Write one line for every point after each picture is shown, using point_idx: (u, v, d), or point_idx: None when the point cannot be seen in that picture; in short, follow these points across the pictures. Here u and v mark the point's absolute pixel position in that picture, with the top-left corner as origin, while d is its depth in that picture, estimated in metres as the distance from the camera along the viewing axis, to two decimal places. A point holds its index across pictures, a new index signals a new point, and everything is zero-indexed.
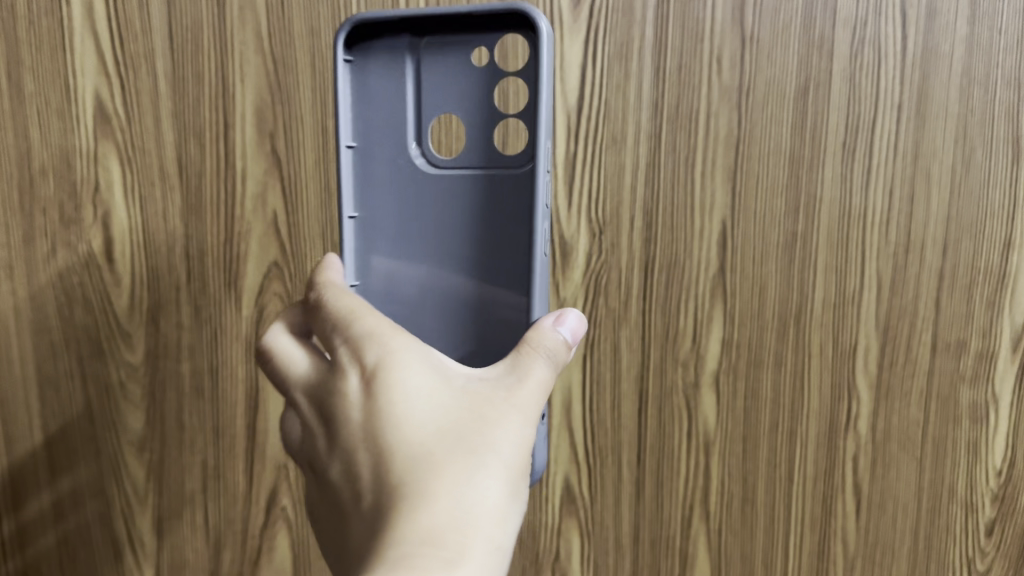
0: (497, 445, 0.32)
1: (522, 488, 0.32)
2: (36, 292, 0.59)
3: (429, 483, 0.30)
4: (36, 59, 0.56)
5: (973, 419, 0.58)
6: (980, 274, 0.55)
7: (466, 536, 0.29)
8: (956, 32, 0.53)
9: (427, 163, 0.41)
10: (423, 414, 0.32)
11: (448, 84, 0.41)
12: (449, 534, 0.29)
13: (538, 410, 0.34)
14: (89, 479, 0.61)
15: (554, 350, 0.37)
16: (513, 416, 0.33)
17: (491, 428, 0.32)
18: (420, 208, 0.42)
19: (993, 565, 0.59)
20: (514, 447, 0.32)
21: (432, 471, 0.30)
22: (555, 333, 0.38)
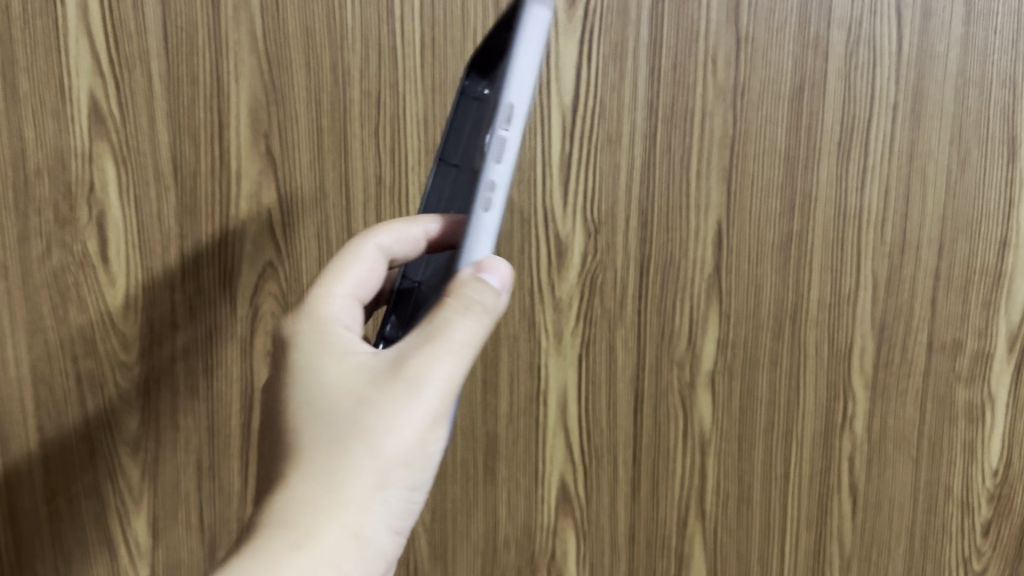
0: (376, 424, 0.36)
1: (405, 461, 0.37)
2: (30, 292, 0.58)
3: (312, 458, 0.37)
4: (29, 58, 0.55)
5: (970, 418, 0.58)
6: (976, 274, 0.56)
7: (320, 522, 0.36)
8: (951, 31, 0.53)
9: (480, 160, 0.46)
10: (325, 396, 0.38)
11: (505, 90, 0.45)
12: (306, 520, 0.36)
13: (439, 387, 0.37)
14: (85, 480, 0.61)
15: (471, 316, 0.37)
16: (403, 397, 0.36)
17: (375, 410, 0.37)
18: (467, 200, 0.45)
19: (990, 565, 0.61)
20: (399, 425, 0.36)
21: (316, 446, 0.37)
22: (478, 285, 0.38)
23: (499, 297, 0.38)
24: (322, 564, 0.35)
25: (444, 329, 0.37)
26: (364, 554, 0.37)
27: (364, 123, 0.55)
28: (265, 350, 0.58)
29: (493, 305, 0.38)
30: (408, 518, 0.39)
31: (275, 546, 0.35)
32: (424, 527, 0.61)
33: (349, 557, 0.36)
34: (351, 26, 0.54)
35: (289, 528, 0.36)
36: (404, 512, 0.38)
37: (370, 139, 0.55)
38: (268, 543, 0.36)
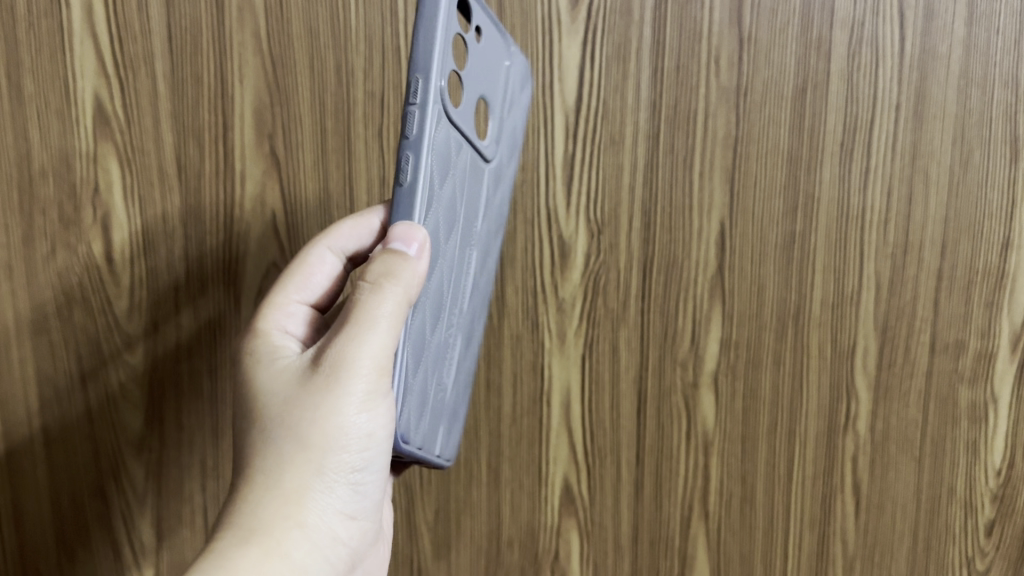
0: (316, 410, 0.39)
1: (349, 438, 0.39)
2: (35, 293, 0.58)
3: (265, 448, 0.40)
4: (35, 59, 0.55)
5: (973, 419, 0.58)
6: (979, 275, 0.56)
7: (264, 516, 0.38)
8: (953, 32, 0.53)
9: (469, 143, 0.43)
10: (273, 392, 0.41)
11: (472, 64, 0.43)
12: (249, 516, 0.38)
13: (372, 366, 0.39)
14: (89, 480, 0.61)
15: (387, 294, 0.38)
16: (340, 381, 0.39)
17: (314, 397, 0.39)
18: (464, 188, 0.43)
19: (993, 565, 0.61)
20: (337, 409, 0.39)
21: (267, 437, 0.40)
22: (387, 259, 0.37)
23: (410, 266, 0.37)
24: (270, 555, 0.38)
25: (361, 313, 0.38)
26: (313, 538, 0.40)
27: (369, 124, 0.55)
28: None
29: (409, 275, 0.38)
30: (353, 497, 0.42)
31: (226, 540, 0.38)
32: (428, 527, 0.61)
33: (297, 543, 0.39)
34: (355, 27, 0.54)
35: (234, 527, 0.38)
36: (346, 491, 0.41)
37: (374, 140, 0.55)
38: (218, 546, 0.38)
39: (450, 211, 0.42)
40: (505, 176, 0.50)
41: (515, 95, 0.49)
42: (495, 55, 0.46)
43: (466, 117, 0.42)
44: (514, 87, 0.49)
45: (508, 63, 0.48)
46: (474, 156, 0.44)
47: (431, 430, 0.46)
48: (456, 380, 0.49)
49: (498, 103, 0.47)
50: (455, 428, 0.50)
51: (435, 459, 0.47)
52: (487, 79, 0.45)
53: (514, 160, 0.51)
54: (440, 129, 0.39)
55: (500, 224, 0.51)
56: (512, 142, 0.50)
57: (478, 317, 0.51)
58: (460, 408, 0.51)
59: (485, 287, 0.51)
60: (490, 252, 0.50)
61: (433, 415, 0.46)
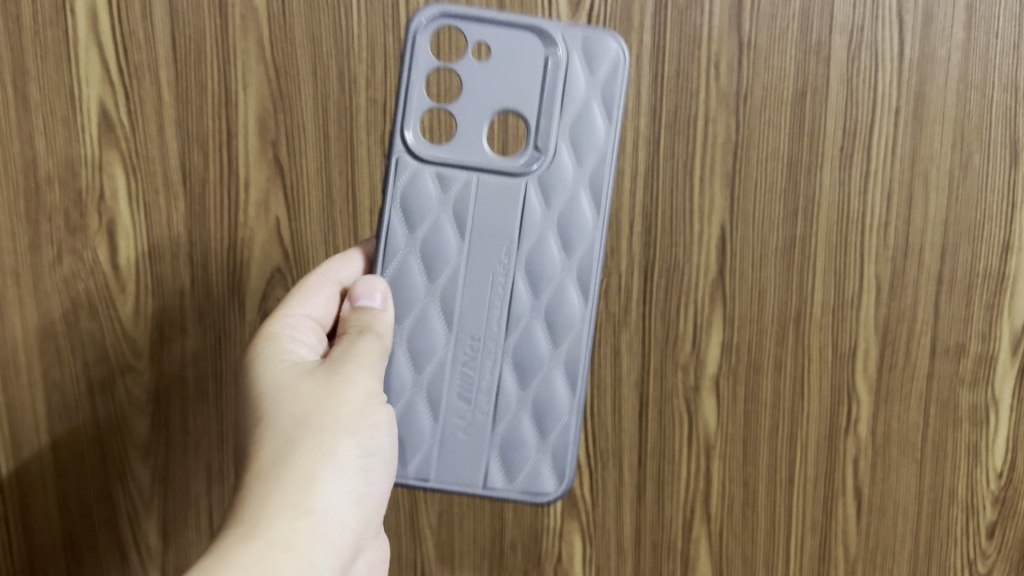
0: (318, 404, 0.40)
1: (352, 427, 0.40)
2: (42, 299, 0.59)
3: (269, 446, 0.40)
4: (40, 67, 0.56)
5: (973, 421, 0.59)
6: (979, 278, 0.57)
7: (270, 509, 0.38)
8: (952, 36, 0.53)
9: (483, 168, 0.43)
10: (275, 394, 0.41)
11: (482, 86, 0.43)
12: (254, 509, 0.37)
13: (365, 369, 0.41)
14: (97, 484, 0.62)
15: (368, 336, 0.42)
16: (340, 380, 0.40)
17: (315, 394, 0.40)
18: (483, 213, 0.44)
19: (995, 566, 0.61)
20: (340, 402, 0.40)
21: (271, 436, 0.40)
22: (359, 314, 0.42)
23: (380, 315, 0.42)
24: (276, 548, 0.36)
25: (348, 340, 0.42)
26: (321, 528, 0.38)
27: (370, 130, 0.56)
28: None
29: (384, 328, 0.43)
30: (361, 488, 0.41)
31: (231, 539, 0.36)
32: (432, 529, 0.61)
33: (304, 531, 0.38)
34: (357, 35, 0.54)
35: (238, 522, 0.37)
36: (354, 480, 0.41)
37: (376, 147, 0.56)
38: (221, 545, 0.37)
39: (439, 241, 0.44)
40: (589, 193, 0.44)
41: (578, 87, 0.44)
42: (527, 63, 0.43)
43: (461, 147, 0.43)
44: (574, 84, 0.44)
45: (555, 64, 0.43)
46: (491, 179, 0.44)
47: (466, 462, 0.44)
48: (518, 411, 0.45)
49: (539, 114, 0.44)
50: (547, 461, 0.45)
51: (492, 491, 0.44)
52: (513, 92, 0.43)
53: (598, 158, 0.44)
54: (412, 171, 0.43)
55: (578, 234, 0.44)
56: (575, 144, 0.44)
57: (553, 339, 0.44)
58: (553, 442, 0.45)
59: (565, 309, 0.44)
60: (563, 269, 0.44)
61: (468, 447, 0.44)
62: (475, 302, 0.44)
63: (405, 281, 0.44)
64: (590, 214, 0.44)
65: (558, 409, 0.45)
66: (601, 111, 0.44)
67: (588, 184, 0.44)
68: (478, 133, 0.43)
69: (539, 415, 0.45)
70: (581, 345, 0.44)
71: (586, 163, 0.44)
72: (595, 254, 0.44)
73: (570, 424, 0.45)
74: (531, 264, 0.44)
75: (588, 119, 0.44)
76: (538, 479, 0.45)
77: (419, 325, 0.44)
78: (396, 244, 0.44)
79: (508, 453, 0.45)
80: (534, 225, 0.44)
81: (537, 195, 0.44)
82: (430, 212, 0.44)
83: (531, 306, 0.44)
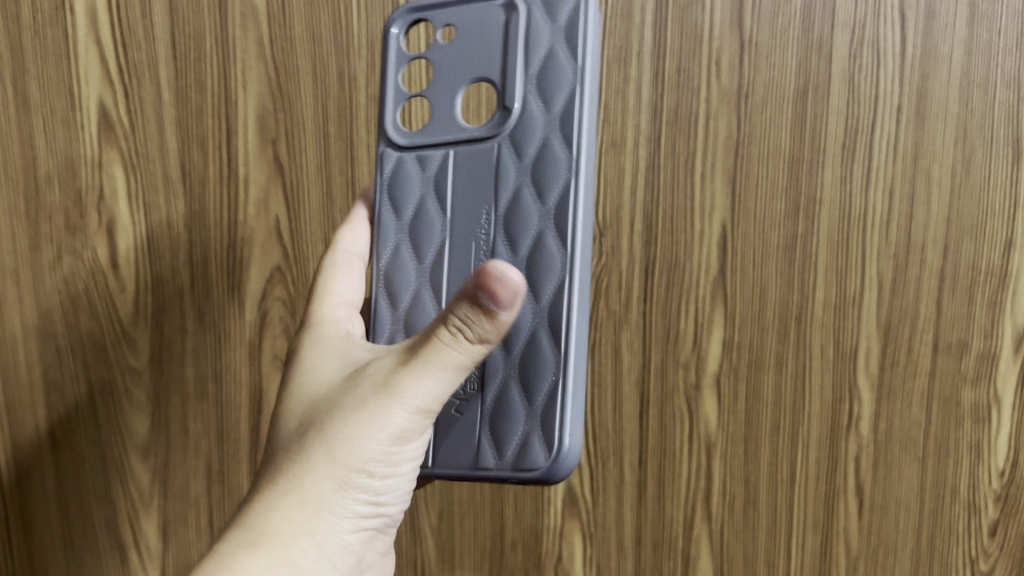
0: (359, 426, 0.37)
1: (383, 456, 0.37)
2: (42, 299, 0.60)
3: (298, 452, 0.37)
4: (41, 68, 0.56)
5: (975, 419, 0.57)
6: (981, 274, 0.55)
7: (278, 521, 0.36)
8: (955, 32, 0.53)
9: (460, 143, 0.43)
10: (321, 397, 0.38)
11: (453, 65, 0.43)
12: (262, 516, 0.36)
13: (420, 399, 0.37)
14: (97, 483, 0.62)
15: (449, 348, 0.36)
16: (385, 407, 0.37)
17: (357, 414, 0.37)
18: (464, 187, 0.43)
19: (997, 565, 0.59)
20: (379, 430, 0.37)
21: (305, 441, 0.37)
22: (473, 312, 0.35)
23: (499, 319, 0.35)
24: (278, 562, 0.35)
25: (425, 351, 0.36)
26: (323, 550, 0.37)
27: (369, 128, 0.54)
28: (273, 354, 0.58)
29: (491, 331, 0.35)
30: (369, 516, 0.39)
31: (235, 543, 0.35)
32: (431, 530, 0.64)
33: (306, 553, 0.36)
34: (357, 33, 0.53)
35: (246, 526, 0.35)
36: (363, 509, 0.39)
37: (376, 144, 0.54)
38: (225, 548, 0.35)
39: (424, 220, 0.44)
40: (562, 137, 0.40)
41: (541, 35, 0.41)
42: (490, 27, 0.42)
43: (439, 128, 0.44)
44: (535, 32, 0.41)
45: (514, 15, 0.42)
46: (467, 149, 0.43)
47: (459, 440, 0.43)
48: (504, 379, 0.42)
49: (505, 72, 0.42)
50: (537, 432, 0.41)
51: (484, 470, 0.42)
52: (480, 60, 0.42)
53: (567, 99, 0.40)
54: (395, 162, 0.45)
55: (553, 180, 0.40)
56: (545, 90, 0.41)
57: (536, 297, 0.41)
58: (544, 411, 0.41)
59: (545, 263, 0.41)
60: (540, 220, 0.41)
61: (461, 425, 0.43)
62: (460, 274, 0.43)
63: (399, 265, 0.44)
64: (566, 158, 0.40)
65: (543, 372, 0.40)
66: (567, 50, 0.40)
67: (562, 129, 0.40)
68: (454, 112, 0.44)
69: (525, 381, 0.41)
70: (566, 304, 0.40)
71: (554, 111, 0.41)
72: (575, 202, 0.40)
73: (560, 387, 0.40)
74: (511, 225, 0.42)
75: (553, 63, 0.41)
76: (529, 454, 0.41)
77: (413, 305, 0.44)
78: (386, 232, 0.45)
79: (499, 429, 0.42)
80: (509, 178, 0.42)
81: (512, 152, 0.42)
82: (414, 192, 0.44)
83: (510, 265, 0.42)
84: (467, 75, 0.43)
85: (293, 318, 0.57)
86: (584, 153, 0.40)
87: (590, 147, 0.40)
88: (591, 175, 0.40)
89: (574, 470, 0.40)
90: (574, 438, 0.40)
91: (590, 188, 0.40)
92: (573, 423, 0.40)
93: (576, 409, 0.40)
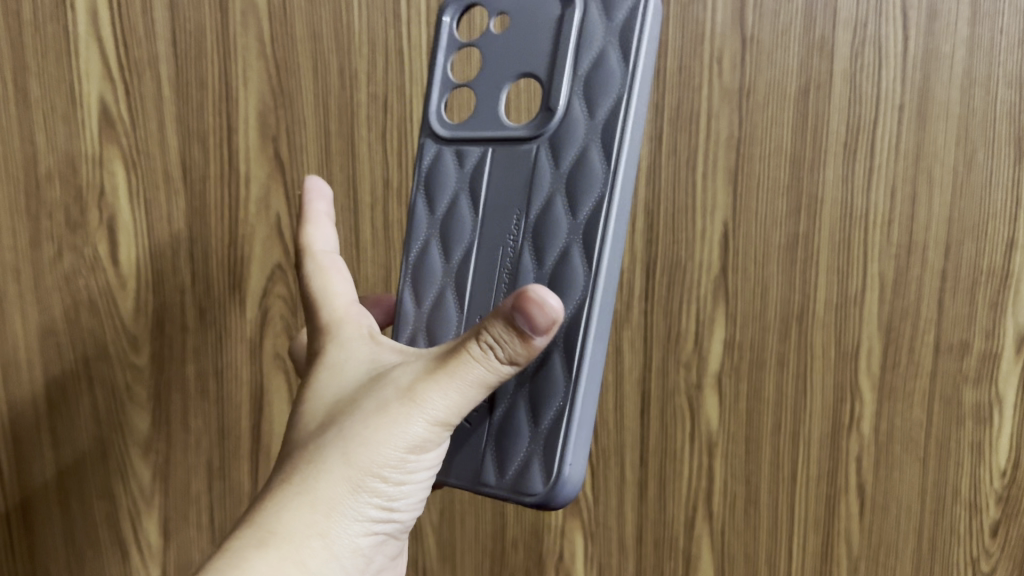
0: (378, 431, 0.36)
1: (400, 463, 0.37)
2: (42, 296, 0.59)
3: (315, 453, 0.37)
4: (42, 65, 0.56)
5: (977, 419, 0.57)
6: (983, 274, 0.55)
7: (290, 521, 0.36)
8: (956, 31, 0.53)
9: (497, 141, 0.41)
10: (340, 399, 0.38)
11: (499, 56, 0.42)
12: (275, 514, 0.36)
13: (443, 410, 0.36)
14: (97, 480, 0.62)
15: (476, 362, 0.35)
16: (407, 415, 0.36)
17: (378, 420, 0.36)
18: (497, 186, 0.41)
19: (999, 565, 0.59)
20: (400, 438, 0.36)
21: (323, 442, 0.37)
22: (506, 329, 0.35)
23: (532, 342, 0.35)
24: (287, 561, 0.35)
25: (453, 362, 0.36)
26: (332, 553, 0.37)
27: (370, 126, 0.54)
28: (273, 352, 0.58)
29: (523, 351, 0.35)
30: (380, 521, 0.39)
31: (246, 540, 0.35)
32: (433, 527, 0.64)
33: (315, 554, 0.36)
34: (358, 30, 0.53)
35: (257, 523, 0.35)
36: (374, 515, 0.38)
37: (377, 142, 0.54)
38: (235, 544, 0.35)
39: (455, 219, 0.42)
40: (606, 146, 0.38)
41: (595, 36, 0.39)
42: (544, 21, 0.40)
43: (480, 122, 0.42)
44: (588, 31, 0.39)
45: (570, 11, 0.39)
46: (505, 147, 0.41)
47: (465, 453, 0.41)
48: (514, 395, 0.40)
49: (551, 71, 0.40)
50: (539, 455, 0.39)
51: (486, 486, 0.40)
52: (529, 54, 0.41)
53: (615, 107, 0.38)
54: (435, 152, 0.43)
55: (589, 193, 0.38)
56: (590, 95, 0.39)
57: None
58: (548, 436, 0.38)
59: (570, 278, 0.38)
60: (569, 232, 0.39)
61: (468, 438, 0.41)
62: (484, 278, 0.41)
63: (428, 263, 0.43)
64: (605, 170, 0.38)
65: (553, 394, 0.38)
66: (620, 58, 0.38)
67: (599, 138, 0.38)
68: (496, 106, 0.42)
69: (534, 400, 0.39)
70: (585, 324, 0.38)
71: (597, 119, 0.38)
72: (607, 218, 0.37)
73: (567, 412, 0.38)
74: (538, 231, 0.40)
75: (603, 69, 0.38)
76: (528, 478, 0.39)
77: (436, 306, 0.43)
78: (421, 226, 0.44)
79: (503, 447, 0.40)
80: (541, 185, 0.40)
81: (548, 157, 0.40)
82: (449, 188, 0.43)
83: (534, 276, 0.40)
84: (513, 69, 0.41)
85: (293, 316, 0.57)
86: (622, 167, 0.37)
87: (630, 162, 0.38)
88: (626, 191, 0.38)
89: (573, 499, 0.39)
90: (575, 468, 0.38)
91: (622, 207, 0.38)
92: (576, 452, 0.38)
93: (581, 437, 0.38)
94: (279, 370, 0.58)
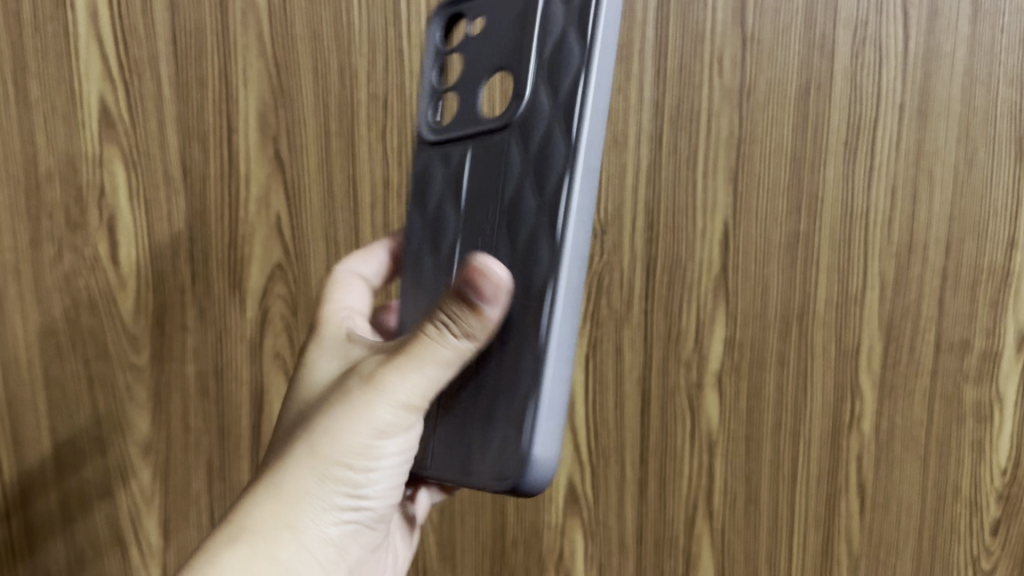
0: (341, 422, 0.37)
1: (365, 452, 0.38)
2: (43, 295, 0.59)
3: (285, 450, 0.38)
4: (42, 64, 0.56)
5: (978, 417, 0.58)
6: (984, 273, 0.56)
7: (260, 515, 0.37)
8: (958, 30, 0.52)
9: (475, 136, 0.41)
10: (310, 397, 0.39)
11: (473, 53, 0.41)
12: (247, 511, 0.37)
13: (401, 396, 0.37)
14: (98, 480, 0.62)
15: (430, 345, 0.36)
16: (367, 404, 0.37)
17: (341, 411, 0.37)
18: (475, 182, 0.40)
19: (999, 565, 0.59)
20: (361, 427, 0.37)
21: (293, 439, 0.38)
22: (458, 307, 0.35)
23: (486, 315, 0.35)
24: (257, 554, 0.36)
25: (409, 348, 0.36)
26: (305, 545, 0.37)
27: (371, 126, 0.54)
28: (274, 352, 0.58)
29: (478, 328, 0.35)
30: (352, 511, 0.39)
31: (219, 536, 0.36)
32: (432, 527, 0.64)
33: (287, 547, 0.37)
34: (358, 30, 0.53)
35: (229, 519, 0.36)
36: (344, 505, 0.39)
37: (377, 142, 0.55)
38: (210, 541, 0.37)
39: (438, 219, 0.42)
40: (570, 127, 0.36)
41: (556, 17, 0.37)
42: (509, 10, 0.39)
43: (462, 123, 0.42)
44: (549, 14, 0.37)
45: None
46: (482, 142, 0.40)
47: (450, 442, 0.40)
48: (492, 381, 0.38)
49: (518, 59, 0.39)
50: (513, 438, 0.36)
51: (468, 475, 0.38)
52: (498, 47, 0.40)
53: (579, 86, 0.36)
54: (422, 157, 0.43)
55: (555, 176, 0.36)
56: (555, 76, 0.37)
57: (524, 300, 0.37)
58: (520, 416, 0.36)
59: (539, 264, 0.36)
60: (537, 218, 0.37)
61: (454, 427, 0.40)
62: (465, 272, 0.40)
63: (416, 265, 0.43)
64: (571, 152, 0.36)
65: (521, 374, 0.36)
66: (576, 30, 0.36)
67: (561, 111, 0.37)
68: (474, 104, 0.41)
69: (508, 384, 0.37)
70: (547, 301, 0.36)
71: (561, 100, 0.37)
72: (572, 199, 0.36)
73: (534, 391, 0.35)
74: (511, 222, 0.38)
75: (565, 48, 0.37)
76: (504, 463, 0.36)
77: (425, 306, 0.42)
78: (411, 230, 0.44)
79: (483, 434, 0.38)
80: (513, 174, 0.39)
81: (519, 145, 0.38)
82: (432, 189, 0.42)
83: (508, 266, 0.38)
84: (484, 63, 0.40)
85: (293, 315, 0.58)
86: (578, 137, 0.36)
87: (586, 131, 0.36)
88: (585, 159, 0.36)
89: (548, 482, 0.36)
90: (546, 444, 0.35)
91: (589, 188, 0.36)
92: (546, 428, 0.35)
93: (553, 413, 0.36)
94: (280, 370, 0.59)
